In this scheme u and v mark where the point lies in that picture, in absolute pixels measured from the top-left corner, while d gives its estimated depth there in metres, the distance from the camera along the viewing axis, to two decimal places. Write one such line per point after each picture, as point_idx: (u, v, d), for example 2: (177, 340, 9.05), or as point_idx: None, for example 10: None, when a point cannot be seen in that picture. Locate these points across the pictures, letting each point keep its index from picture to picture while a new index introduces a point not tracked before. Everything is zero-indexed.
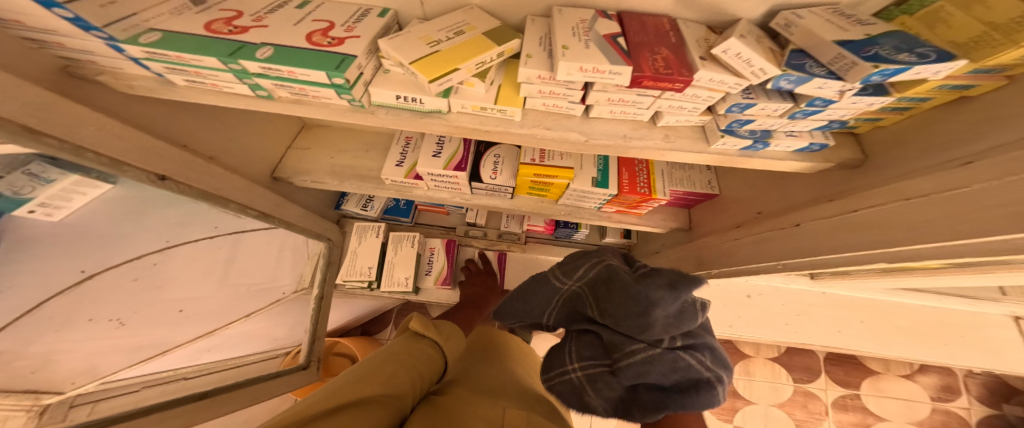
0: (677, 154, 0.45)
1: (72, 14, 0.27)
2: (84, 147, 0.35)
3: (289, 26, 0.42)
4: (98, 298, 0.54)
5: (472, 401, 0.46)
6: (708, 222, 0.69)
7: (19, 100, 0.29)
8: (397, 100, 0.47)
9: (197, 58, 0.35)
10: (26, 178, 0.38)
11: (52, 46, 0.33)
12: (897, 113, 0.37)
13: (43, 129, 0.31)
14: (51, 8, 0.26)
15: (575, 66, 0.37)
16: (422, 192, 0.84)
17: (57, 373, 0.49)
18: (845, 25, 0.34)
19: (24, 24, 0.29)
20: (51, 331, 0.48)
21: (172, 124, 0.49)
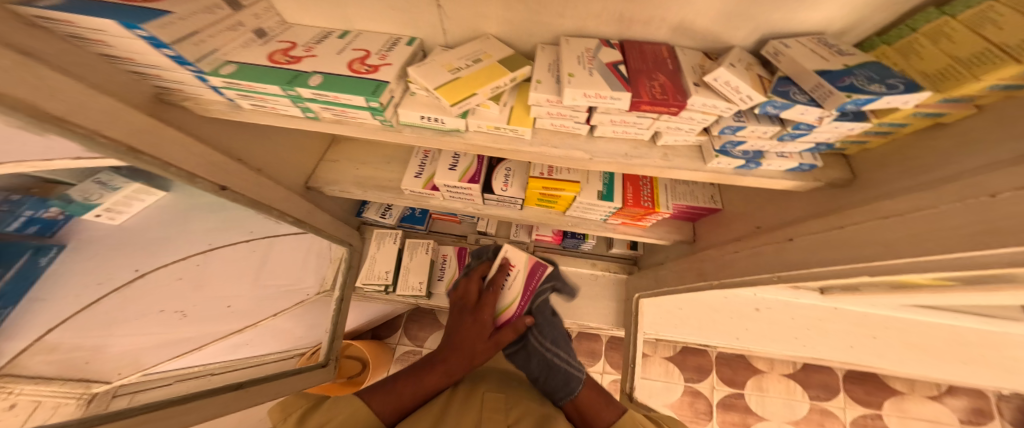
0: (673, 171, 0.48)
1: (175, 53, 0.34)
2: (142, 149, 0.38)
3: (334, 55, 0.49)
4: (147, 296, 0.62)
5: (458, 409, 0.58)
6: (710, 235, 0.72)
7: (108, 116, 0.35)
8: (421, 119, 0.53)
9: (264, 86, 0.41)
10: (94, 185, 0.46)
11: (153, 78, 0.40)
12: (880, 136, 0.38)
13: (118, 136, 0.35)
14: (160, 49, 0.33)
15: (580, 92, 0.41)
16: (438, 202, 0.90)
17: (102, 366, 0.54)
18: (826, 55, 0.33)
19: (136, 62, 0.36)
20: (101, 325, 0.55)
21: (228, 139, 0.55)
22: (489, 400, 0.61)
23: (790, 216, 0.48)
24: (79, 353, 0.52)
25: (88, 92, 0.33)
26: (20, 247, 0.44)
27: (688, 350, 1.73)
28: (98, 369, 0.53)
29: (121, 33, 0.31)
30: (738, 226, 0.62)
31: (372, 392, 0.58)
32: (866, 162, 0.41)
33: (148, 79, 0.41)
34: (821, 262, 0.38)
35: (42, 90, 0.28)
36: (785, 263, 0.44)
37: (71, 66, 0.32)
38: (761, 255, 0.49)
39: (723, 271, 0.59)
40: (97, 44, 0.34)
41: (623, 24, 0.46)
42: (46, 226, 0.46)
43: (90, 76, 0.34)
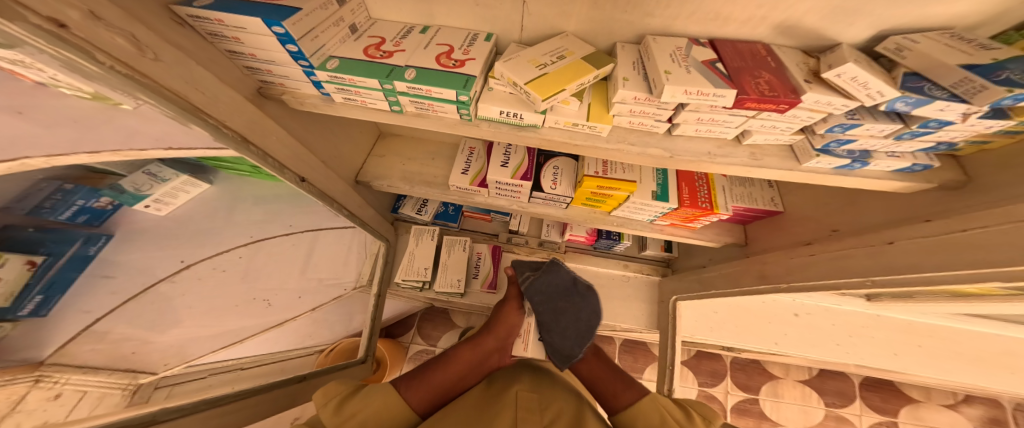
0: (765, 171, 0.48)
1: (296, 48, 0.42)
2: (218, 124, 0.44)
3: (421, 50, 0.53)
4: (191, 289, 0.54)
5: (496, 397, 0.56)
6: (770, 237, 0.71)
7: (217, 99, 0.43)
8: (500, 114, 0.54)
9: (364, 79, 0.47)
10: (148, 178, 0.44)
11: (263, 72, 0.49)
12: (1008, 136, 0.36)
13: (201, 106, 0.41)
14: (285, 44, 0.42)
15: (680, 89, 0.40)
16: (483, 199, 0.89)
17: (150, 356, 0.49)
18: (968, 50, 0.34)
19: (257, 57, 0.46)
20: (154, 317, 0.49)
21: None
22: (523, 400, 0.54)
23: (885, 218, 0.48)
24: (127, 342, 0.45)
25: (215, 88, 0.43)
26: (69, 235, 0.38)
27: (703, 354, 1.73)
28: (147, 360, 0.48)
29: (256, 30, 0.40)
30: (809, 231, 0.60)
31: (409, 385, 0.57)
32: (985, 164, 0.40)
33: (256, 73, 0.50)
34: (942, 267, 0.37)
35: (187, 83, 0.38)
36: (886, 267, 0.44)
37: (207, 63, 0.43)
38: (853, 257, 0.48)
39: (797, 274, 0.58)
40: (229, 40, 0.43)
41: (718, 22, 0.46)
42: (96, 216, 0.40)
43: (217, 72, 0.44)
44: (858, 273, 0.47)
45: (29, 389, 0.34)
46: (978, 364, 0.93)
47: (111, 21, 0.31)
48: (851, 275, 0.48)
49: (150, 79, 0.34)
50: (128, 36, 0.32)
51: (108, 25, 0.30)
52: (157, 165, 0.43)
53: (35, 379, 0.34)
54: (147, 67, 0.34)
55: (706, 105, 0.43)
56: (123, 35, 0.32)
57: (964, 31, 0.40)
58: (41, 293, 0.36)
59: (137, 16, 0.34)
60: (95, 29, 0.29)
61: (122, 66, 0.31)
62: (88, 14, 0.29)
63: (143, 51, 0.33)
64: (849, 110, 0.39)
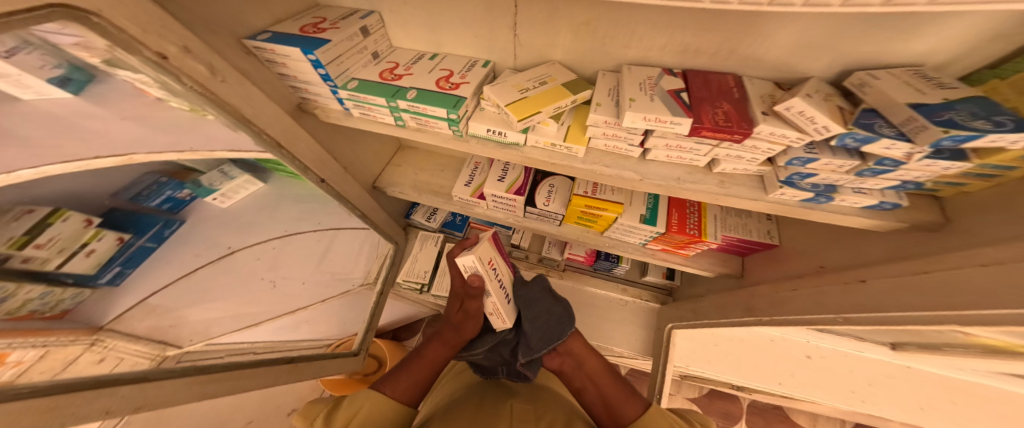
0: (733, 199, 0.47)
1: (325, 72, 0.51)
2: (264, 134, 0.52)
3: (426, 74, 0.60)
4: (229, 270, 0.68)
5: (491, 409, 0.56)
6: (763, 270, 0.68)
7: (265, 112, 0.51)
8: (487, 132, 0.59)
9: (373, 98, 0.55)
10: (220, 176, 0.56)
11: (303, 90, 0.59)
12: (982, 179, 0.35)
13: (252, 119, 0.49)
14: (316, 68, 0.50)
15: (639, 115, 0.43)
16: (482, 210, 0.94)
17: (180, 332, 0.57)
18: (924, 88, 0.34)
19: (298, 79, 0.55)
20: (195, 294, 0.60)
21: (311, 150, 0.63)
22: (518, 410, 0.55)
23: (865, 255, 0.45)
24: (166, 316, 0.55)
25: (263, 102, 0.51)
26: (153, 218, 0.49)
27: (715, 393, 1.60)
28: (177, 335, 0.56)
29: (297, 58, 0.48)
30: (797, 265, 0.58)
31: (386, 381, 0.60)
32: (964, 204, 0.38)
33: (298, 91, 0.60)
34: (904, 307, 0.35)
35: (244, 98, 0.47)
36: (855, 304, 0.41)
37: (261, 84, 0.52)
38: (830, 294, 0.46)
39: (780, 308, 0.56)
40: (279, 65, 0.52)
41: (687, 56, 0.48)
42: (177, 205, 0.51)
43: (266, 91, 0.53)
44: (832, 311, 0.45)
45: (82, 352, 0.40)
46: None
47: (198, 53, 0.40)
48: (825, 311, 0.45)
49: (218, 96, 0.43)
50: (207, 63, 0.41)
51: (194, 56, 0.39)
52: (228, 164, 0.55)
53: (89, 342, 0.41)
54: (216, 88, 0.42)
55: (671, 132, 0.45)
56: (203, 62, 0.40)
57: (942, 67, 0.39)
58: (119, 265, 0.45)
59: (214, 48, 0.43)
60: (186, 59, 0.38)
61: (199, 87, 0.40)
62: (182, 48, 0.37)
63: (215, 75, 0.42)
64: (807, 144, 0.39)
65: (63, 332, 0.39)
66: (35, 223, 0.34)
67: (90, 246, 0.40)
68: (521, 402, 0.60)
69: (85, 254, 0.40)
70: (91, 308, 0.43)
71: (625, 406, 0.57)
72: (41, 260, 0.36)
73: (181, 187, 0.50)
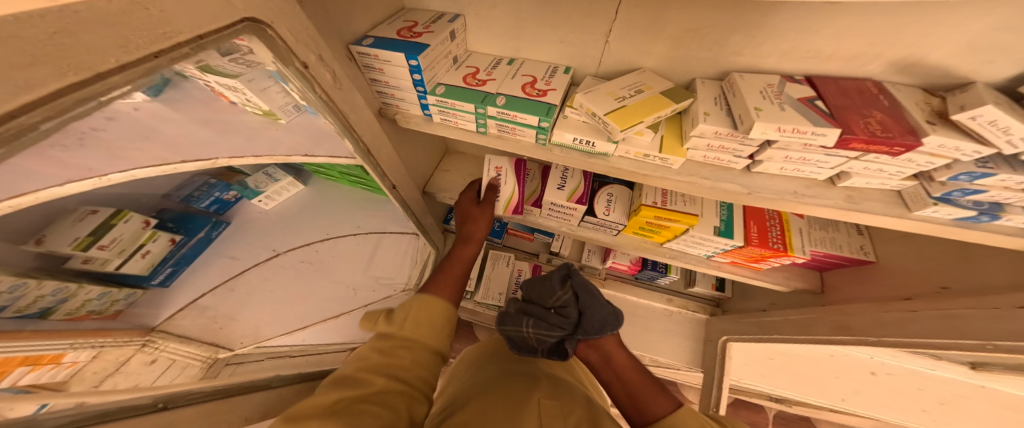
0: (866, 215, 0.46)
1: (420, 77, 0.49)
2: (360, 141, 0.52)
3: (509, 80, 0.58)
4: (271, 275, 0.80)
5: (505, 398, 0.48)
6: (858, 287, 0.66)
7: (365, 120, 0.51)
8: (573, 141, 0.57)
9: (464, 104, 0.53)
10: (265, 178, 0.78)
11: (386, 95, 0.56)
12: None
13: (356, 125, 0.49)
14: (412, 74, 0.49)
15: (773, 125, 0.41)
16: (534, 218, 0.91)
17: (231, 334, 0.69)
18: None
19: (388, 84, 0.53)
20: (232, 296, 0.73)
21: (386, 158, 0.61)
22: (545, 407, 0.46)
23: (1012, 279, 0.44)
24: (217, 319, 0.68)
25: (364, 109, 0.50)
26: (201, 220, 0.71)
27: (740, 403, 1.55)
28: (228, 336, 0.68)
29: (397, 62, 0.47)
30: (908, 285, 0.55)
31: (431, 285, 0.61)
32: None
33: (384, 97, 0.57)
34: None
35: (352, 106, 0.46)
36: (1011, 331, 0.39)
37: (361, 89, 0.51)
38: (967, 318, 0.43)
39: (888, 329, 0.53)
40: (375, 71, 0.50)
41: (819, 61, 0.47)
42: (222, 205, 0.77)
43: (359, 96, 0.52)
44: (973, 335, 0.42)
45: (137, 353, 0.55)
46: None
47: (328, 62, 0.40)
48: (962, 336, 0.42)
49: (336, 103, 0.43)
50: (332, 72, 0.41)
51: (326, 65, 0.39)
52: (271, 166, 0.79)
53: (141, 344, 0.56)
54: (336, 96, 0.42)
55: (799, 145, 0.43)
56: (330, 72, 0.40)
57: None
58: (170, 266, 0.66)
59: (334, 54, 0.43)
60: (320, 68, 0.38)
61: (325, 95, 0.40)
62: (318, 58, 0.38)
63: (337, 83, 0.42)
64: (980, 158, 0.38)
65: (116, 335, 0.53)
66: (98, 224, 0.50)
67: (144, 248, 0.58)
68: (549, 398, 0.50)
69: (140, 257, 0.57)
70: (143, 311, 0.60)
71: (656, 399, 0.50)
72: (103, 261, 0.54)
73: (227, 189, 0.74)
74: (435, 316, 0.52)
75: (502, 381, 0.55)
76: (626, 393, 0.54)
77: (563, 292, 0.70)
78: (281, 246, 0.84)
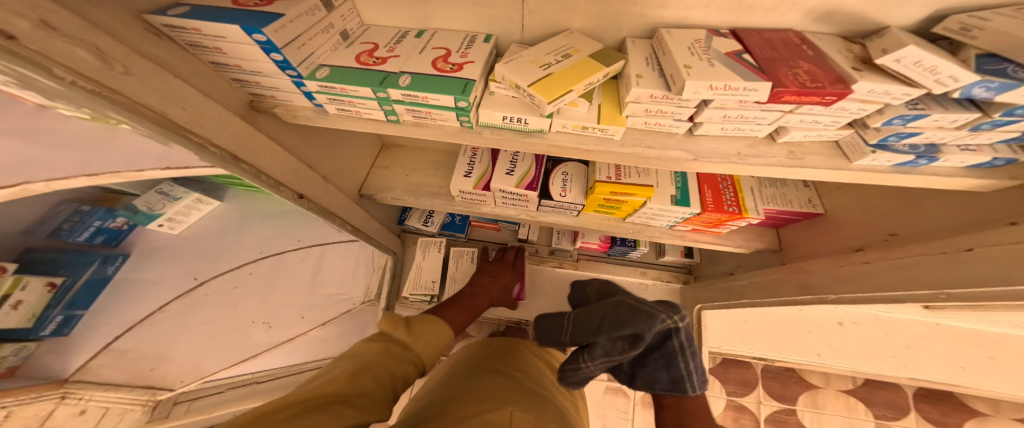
0: (809, 171, 0.42)
1: (282, 57, 0.39)
2: (207, 142, 0.40)
3: (417, 54, 0.50)
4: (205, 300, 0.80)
5: (481, 403, 0.47)
6: (812, 243, 0.64)
7: (201, 113, 0.39)
8: (504, 120, 0.50)
9: (356, 88, 0.44)
10: (159, 197, 0.58)
11: (252, 84, 0.46)
12: None
13: (183, 122, 0.36)
14: (269, 53, 0.38)
15: (704, 83, 0.36)
16: (489, 208, 0.85)
17: (168, 374, 0.84)
18: None
19: (243, 69, 0.43)
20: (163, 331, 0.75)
21: (275, 164, 0.52)
22: (519, 421, 0.44)
23: (951, 222, 0.42)
24: (144, 362, 0.78)
25: (197, 100, 0.39)
26: (93, 255, 0.57)
27: (729, 362, 1.61)
28: (157, 375, 0.82)
29: (236, 38, 0.36)
30: (860, 235, 0.54)
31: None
32: None
33: (245, 86, 0.47)
34: (1014, 280, 0.32)
35: (167, 98, 0.35)
36: (973, 277, 0.36)
37: (190, 78, 0.39)
38: (922, 267, 0.41)
39: (846, 285, 0.52)
40: (212, 52, 0.40)
41: (742, 10, 0.41)
42: (112, 236, 0.58)
43: (202, 87, 0.41)
44: (927, 285, 0.40)
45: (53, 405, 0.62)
46: (1012, 364, 0.88)
47: (75, 34, 0.26)
48: (918, 286, 0.41)
49: (120, 94, 0.30)
50: (95, 49, 0.28)
51: (65, 35, 0.25)
52: (166, 184, 0.56)
53: (58, 397, 0.63)
54: (114, 82, 0.29)
55: (734, 102, 0.39)
56: (87, 49, 0.27)
57: None
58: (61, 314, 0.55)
59: (122, 37, 0.31)
60: (52, 41, 0.24)
61: (86, 82, 0.27)
62: (40, 23, 0.24)
63: (111, 65, 0.29)
64: (910, 99, 0.33)
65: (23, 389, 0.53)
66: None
67: (14, 297, 0.45)
68: (523, 411, 0.47)
69: (11, 307, 0.44)
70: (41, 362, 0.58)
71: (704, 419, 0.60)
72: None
73: (110, 216, 0.55)
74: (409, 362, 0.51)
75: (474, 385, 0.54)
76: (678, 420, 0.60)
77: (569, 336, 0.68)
78: (205, 273, 0.79)
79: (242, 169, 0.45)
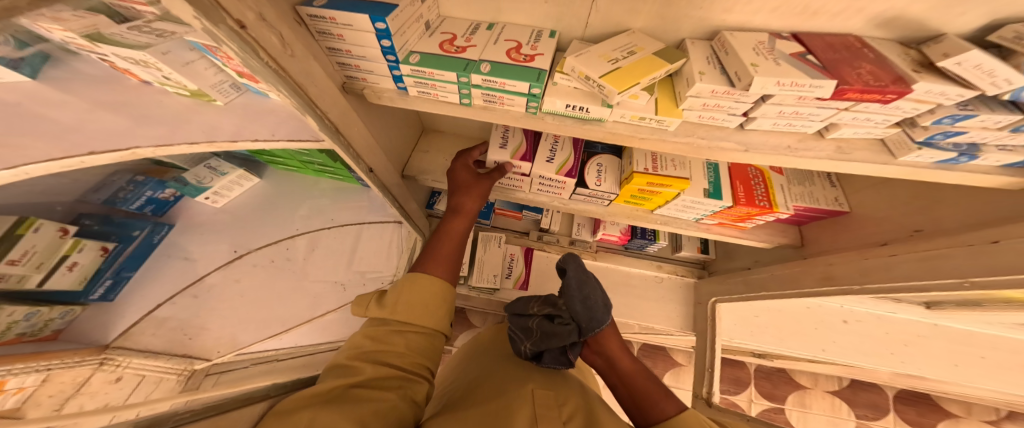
0: (855, 164, 0.47)
1: (390, 43, 0.42)
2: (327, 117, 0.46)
3: (491, 45, 0.53)
4: (243, 274, 0.76)
5: (504, 389, 0.56)
6: (834, 236, 0.69)
7: (326, 92, 0.44)
8: (566, 108, 0.53)
9: (445, 73, 0.47)
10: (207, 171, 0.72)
11: (351, 67, 0.49)
12: None
13: (316, 97, 0.42)
14: (381, 40, 0.42)
15: (772, 80, 0.40)
16: (523, 194, 0.88)
17: None
18: None
19: (350, 53, 0.45)
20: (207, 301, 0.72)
21: (357, 136, 0.55)
22: (541, 397, 0.54)
23: (974, 218, 0.47)
24: (185, 330, 0.70)
25: (325, 79, 0.43)
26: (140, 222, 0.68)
27: (725, 361, 1.68)
28: (202, 345, 0.71)
29: (361, 26, 0.40)
30: (886, 230, 0.58)
31: (424, 263, 0.63)
32: None
33: (346, 69, 0.49)
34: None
35: (308, 77, 0.39)
36: (988, 266, 0.41)
37: (319, 61, 0.42)
38: (949, 257, 0.45)
39: (871, 275, 0.56)
40: (333, 38, 0.42)
41: (804, 18, 0.46)
42: (154, 206, 0.71)
43: (324, 68, 0.44)
44: (953, 273, 0.44)
45: (95, 368, 0.55)
46: (999, 363, 0.96)
47: (272, 22, 0.32)
48: (943, 275, 0.46)
49: (286, 73, 0.35)
50: (279, 35, 0.33)
51: (269, 25, 0.31)
52: (214, 159, 0.73)
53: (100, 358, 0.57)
54: (286, 64, 0.35)
55: (793, 98, 0.42)
56: (275, 34, 0.32)
57: None
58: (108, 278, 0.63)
59: (285, 17, 0.34)
60: (261, 29, 0.30)
61: (272, 62, 0.32)
62: (258, 15, 0.30)
63: (286, 48, 0.34)
64: (961, 101, 0.38)
65: (60, 352, 0.54)
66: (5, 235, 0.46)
67: None
68: (542, 387, 0.58)
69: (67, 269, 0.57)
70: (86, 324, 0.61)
71: (662, 404, 0.56)
72: None
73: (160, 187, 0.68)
74: (428, 298, 0.57)
75: (495, 374, 0.64)
76: (633, 399, 0.60)
77: (537, 307, 0.77)
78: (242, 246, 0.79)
79: (341, 142, 0.50)
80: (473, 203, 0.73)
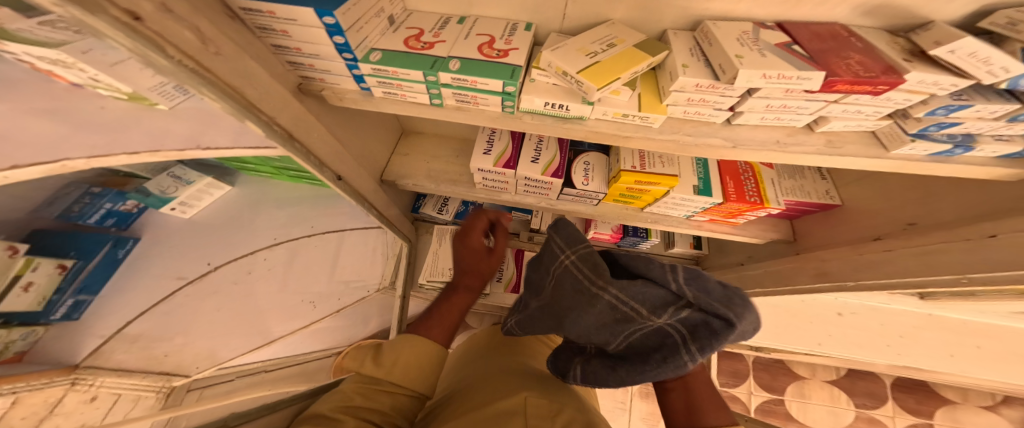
0: (846, 159, 0.45)
1: (343, 40, 0.40)
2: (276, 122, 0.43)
3: (462, 41, 0.50)
4: (214, 292, 0.66)
5: (492, 400, 0.53)
6: (827, 231, 0.68)
7: (271, 94, 0.41)
8: (545, 107, 0.51)
9: (408, 71, 0.45)
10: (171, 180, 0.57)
11: (305, 67, 0.46)
12: None
13: (257, 100, 0.39)
14: (333, 36, 0.39)
15: (758, 72, 0.37)
16: (509, 196, 0.85)
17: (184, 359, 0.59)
18: None
19: (301, 51, 0.42)
20: None
21: (319, 142, 0.52)
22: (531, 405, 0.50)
23: (970, 212, 0.45)
24: None
25: (268, 81, 0.41)
26: None
27: (723, 354, 1.67)
28: None
29: (305, 21, 0.37)
30: (879, 224, 0.57)
31: (428, 326, 0.63)
32: None
33: (300, 68, 0.46)
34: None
35: (243, 77, 0.36)
36: (986, 262, 0.39)
37: (260, 61, 0.40)
38: (946, 253, 0.44)
39: (865, 272, 0.55)
40: (278, 35, 0.40)
41: (789, 5, 0.43)
42: None
43: (268, 69, 0.41)
44: (950, 270, 0.43)
45: None
46: (995, 352, 0.95)
47: (183, 15, 0.29)
48: (939, 272, 0.44)
49: (212, 73, 0.32)
50: (196, 30, 0.30)
51: (178, 17, 0.28)
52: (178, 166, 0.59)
53: None
54: (210, 63, 0.32)
55: (781, 91, 0.40)
56: (189, 28, 0.29)
57: None
58: None
59: (202, 9, 0.32)
60: (167, 21, 0.27)
61: (189, 60, 0.29)
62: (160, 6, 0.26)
63: (207, 46, 0.31)
64: (954, 90, 0.36)
65: None
66: None
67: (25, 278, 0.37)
68: (535, 395, 0.54)
69: None
70: None
71: None
72: None
73: None
74: (423, 356, 0.56)
75: (485, 383, 0.60)
76: None
77: None
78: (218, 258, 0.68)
79: (297, 148, 0.47)
80: (484, 267, 0.74)
